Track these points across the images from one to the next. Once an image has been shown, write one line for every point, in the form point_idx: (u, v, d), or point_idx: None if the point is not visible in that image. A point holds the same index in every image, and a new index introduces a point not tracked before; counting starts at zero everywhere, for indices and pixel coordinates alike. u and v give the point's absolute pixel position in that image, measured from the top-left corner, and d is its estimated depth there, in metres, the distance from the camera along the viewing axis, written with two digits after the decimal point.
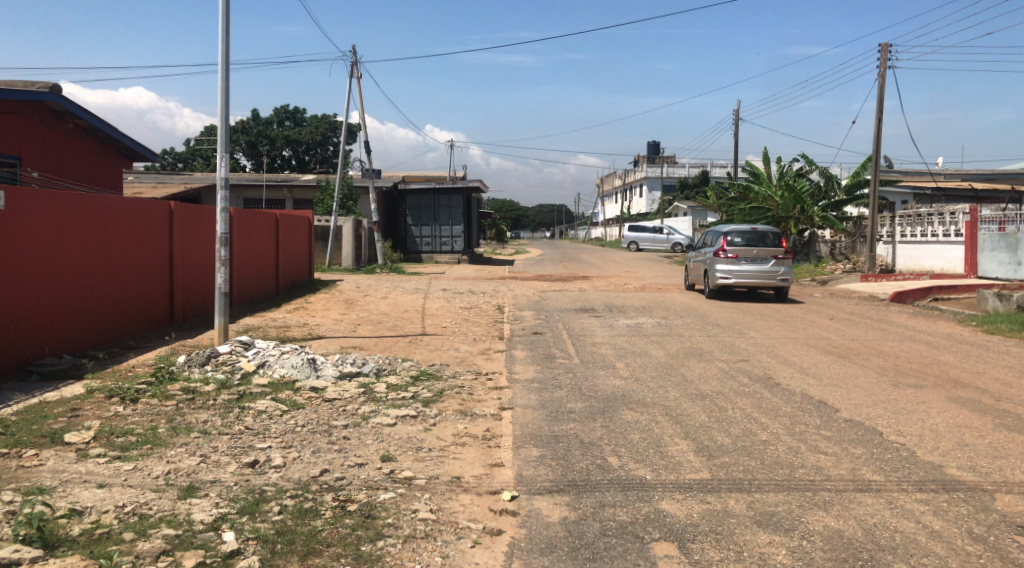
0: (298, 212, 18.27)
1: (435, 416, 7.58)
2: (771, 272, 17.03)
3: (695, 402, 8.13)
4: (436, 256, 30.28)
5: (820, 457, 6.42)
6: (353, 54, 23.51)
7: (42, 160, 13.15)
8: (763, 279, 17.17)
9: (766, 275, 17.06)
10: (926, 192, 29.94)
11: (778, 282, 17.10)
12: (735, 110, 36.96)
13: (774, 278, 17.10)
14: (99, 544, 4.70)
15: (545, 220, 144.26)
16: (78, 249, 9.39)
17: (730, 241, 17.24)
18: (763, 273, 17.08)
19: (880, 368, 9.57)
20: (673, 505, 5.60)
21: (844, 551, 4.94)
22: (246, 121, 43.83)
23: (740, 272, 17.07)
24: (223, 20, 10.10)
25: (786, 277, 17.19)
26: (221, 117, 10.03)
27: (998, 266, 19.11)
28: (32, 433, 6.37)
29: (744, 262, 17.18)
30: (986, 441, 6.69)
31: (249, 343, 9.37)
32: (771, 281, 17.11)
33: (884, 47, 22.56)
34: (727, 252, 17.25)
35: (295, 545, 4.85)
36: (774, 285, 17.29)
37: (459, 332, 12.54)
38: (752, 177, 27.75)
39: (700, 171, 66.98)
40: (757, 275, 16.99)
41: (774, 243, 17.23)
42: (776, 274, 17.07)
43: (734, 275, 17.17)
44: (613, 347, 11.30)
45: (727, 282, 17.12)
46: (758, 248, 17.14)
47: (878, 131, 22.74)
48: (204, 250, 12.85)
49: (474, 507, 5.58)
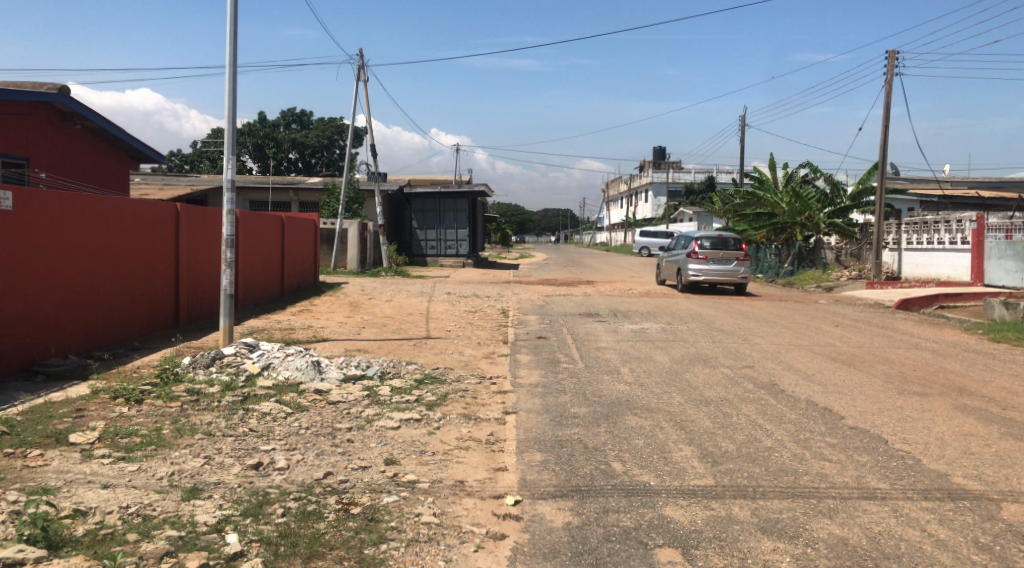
0: (303, 215, 18.32)
1: (439, 419, 7.59)
2: (733, 272, 19.31)
3: (700, 408, 8.12)
4: (441, 259, 30.39)
5: (825, 464, 6.40)
6: (359, 58, 23.49)
7: (51, 162, 13.19)
8: (728, 276, 19.40)
9: (729, 274, 19.28)
10: (932, 201, 29.91)
11: (740, 280, 19.41)
12: (741, 116, 36.88)
13: (736, 277, 19.41)
14: (103, 545, 4.70)
15: (550, 224, 144.25)
16: (83, 250, 9.39)
17: (698, 244, 19.44)
18: (726, 272, 19.35)
19: (886, 375, 9.54)
20: (678, 511, 5.59)
21: (849, 559, 4.92)
22: (254, 123, 44.04)
23: (706, 271, 19.33)
24: (230, 24, 10.13)
25: (747, 275, 19.47)
26: (228, 119, 10.06)
27: (1005, 274, 19.04)
28: (37, 433, 6.39)
29: (711, 263, 19.38)
30: (992, 450, 6.67)
31: (255, 345, 9.38)
32: (733, 279, 19.45)
33: (891, 55, 22.51)
34: (697, 254, 19.43)
35: (298, 548, 4.85)
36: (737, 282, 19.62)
37: (463, 336, 12.54)
38: (758, 183, 27.69)
39: (706, 177, 66.92)
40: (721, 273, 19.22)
41: (736, 246, 19.34)
42: (738, 273, 19.35)
43: (701, 272, 19.45)
44: (618, 353, 11.29)
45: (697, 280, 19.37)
46: (723, 250, 19.36)
47: (884, 137, 22.68)
48: (209, 252, 12.87)
49: (477, 511, 5.58)
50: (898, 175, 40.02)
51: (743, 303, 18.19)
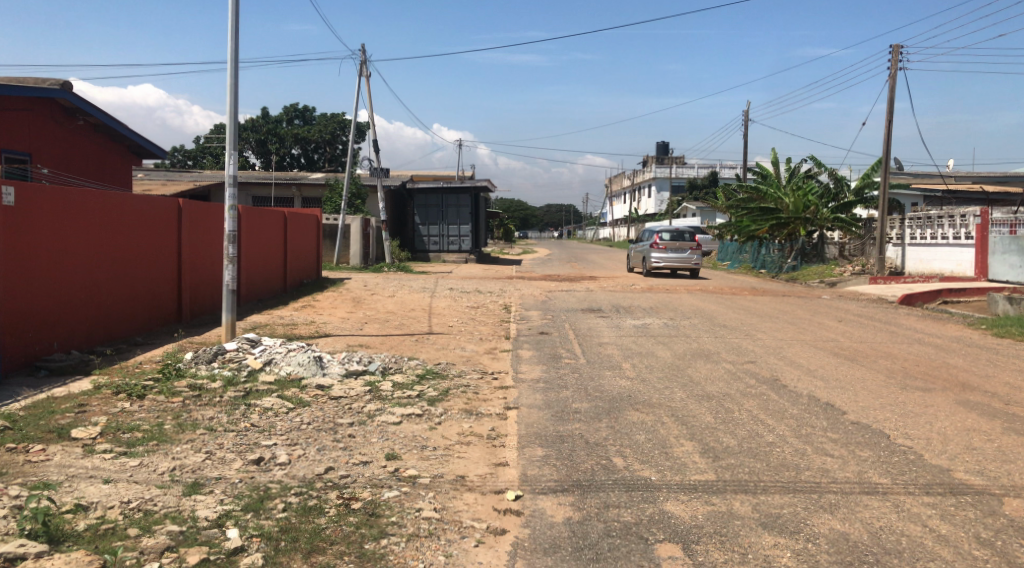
0: (305, 211, 18.32)
1: (441, 415, 7.59)
2: (688, 259, 23.73)
3: (701, 403, 8.12)
4: (444, 255, 30.32)
5: (828, 459, 6.39)
6: (362, 52, 23.52)
7: (54, 158, 13.21)
8: (684, 262, 23.69)
9: (685, 260, 23.64)
10: (936, 196, 29.84)
11: (694, 265, 23.66)
12: (745, 111, 36.80)
13: (690, 262, 23.77)
14: (104, 540, 4.71)
15: (553, 220, 144.29)
16: (84, 245, 9.37)
17: (660, 236, 23.69)
18: (681, 259, 23.75)
19: (889, 371, 9.54)
20: (678, 506, 5.59)
21: (849, 554, 4.92)
22: (256, 119, 44.12)
23: (666, 258, 23.70)
24: (233, 19, 10.13)
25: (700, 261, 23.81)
26: (230, 114, 10.06)
27: (1009, 269, 18.97)
28: (39, 429, 6.40)
29: (670, 252, 23.68)
30: (994, 445, 6.66)
31: (256, 340, 9.37)
32: (689, 264, 23.79)
33: (895, 49, 22.46)
34: (659, 244, 23.73)
35: (299, 542, 4.85)
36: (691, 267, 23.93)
37: (466, 331, 12.52)
38: (761, 178, 27.68)
39: (710, 172, 66.77)
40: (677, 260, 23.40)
41: (691, 238, 23.63)
42: (692, 260, 23.63)
43: (662, 260, 23.76)
44: (620, 348, 11.29)
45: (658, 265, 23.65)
46: (680, 241, 23.71)
47: (888, 132, 22.63)
48: (211, 248, 12.86)
49: (478, 506, 5.58)
50: (901, 170, 39.89)
51: (745, 298, 18.19)
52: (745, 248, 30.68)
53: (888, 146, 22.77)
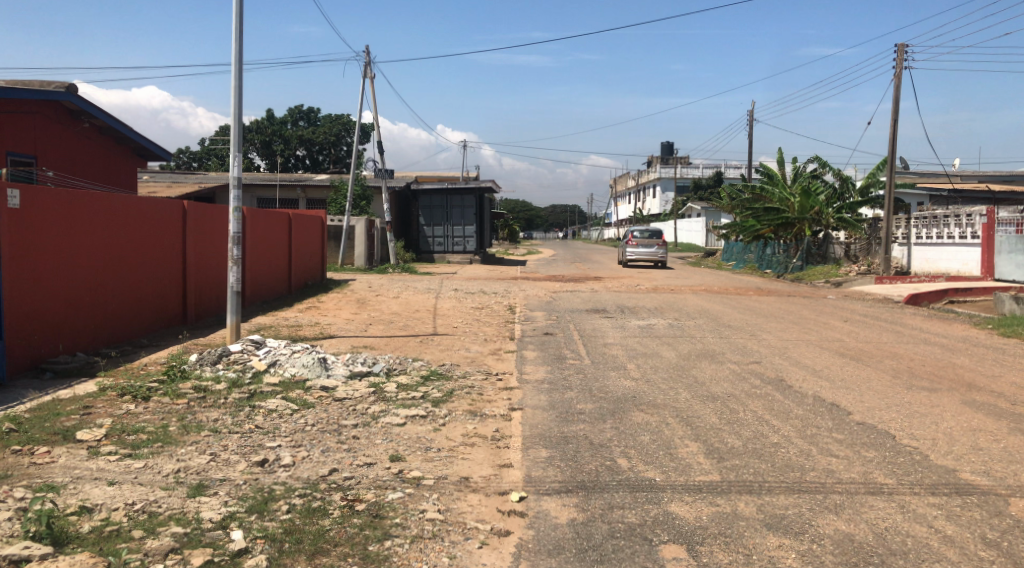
0: (310, 212, 18.34)
1: (445, 416, 7.59)
2: (655, 253, 29.14)
3: (706, 404, 8.11)
4: (449, 256, 30.35)
5: (832, 460, 6.38)
6: (366, 54, 23.54)
7: (59, 161, 13.25)
8: (650, 256, 29.02)
9: (652, 254, 28.98)
10: (940, 195, 29.80)
11: (659, 259, 28.93)
12: (750, 111, 36.73)
13: (656, 257, 29.07)
14: (109, 541, 4.72)
15: (558, 220, 144.55)
16: (89, 247, 9.39)
17: (634, 235, 29.08)
18: (651, 254, 29.32)
19: (895, 371, 9.48)
20: (682, 507, 5.58)
21: (854, 555, 4.90)
22: (261, 121, 43.69)
23: (638, 253, 29.11)
24: (237, 20, 10.15)
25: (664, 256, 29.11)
26: (234, 117, 10.08)
27: (1015, 269, 18.90)
28: (44, 431, 6.41)
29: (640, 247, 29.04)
30: (1001, 446, 6.63)
31: (261, 342, 9.36)
32: (655, 258, 29.10)
33: (900, 48, 22.40)
34: (632, 241, 29.14)
35: (303, 544, 4.86)
36: (656, 262, 29.11)
37: (471, 332, 12.53)
38: (766, 178, 27.66)
39: (714, 172, 66.76)
40: (648, 254, 28.91)
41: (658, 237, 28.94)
42: (657, 254, 28.84)
43: (635, 254, 29.16)
44: (625, 348, 11.27)
45: (630, 257, 28.99)
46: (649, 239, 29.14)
47: (894, 131, 22.55)
48: (216, 249, 12.89)
49: (482, 508, 5.58)
50: (908, 170, 39.76)
51: (750, 299, 18.16)
52: (750, 249, 30.64)
53: (894, 146, 22.71)
